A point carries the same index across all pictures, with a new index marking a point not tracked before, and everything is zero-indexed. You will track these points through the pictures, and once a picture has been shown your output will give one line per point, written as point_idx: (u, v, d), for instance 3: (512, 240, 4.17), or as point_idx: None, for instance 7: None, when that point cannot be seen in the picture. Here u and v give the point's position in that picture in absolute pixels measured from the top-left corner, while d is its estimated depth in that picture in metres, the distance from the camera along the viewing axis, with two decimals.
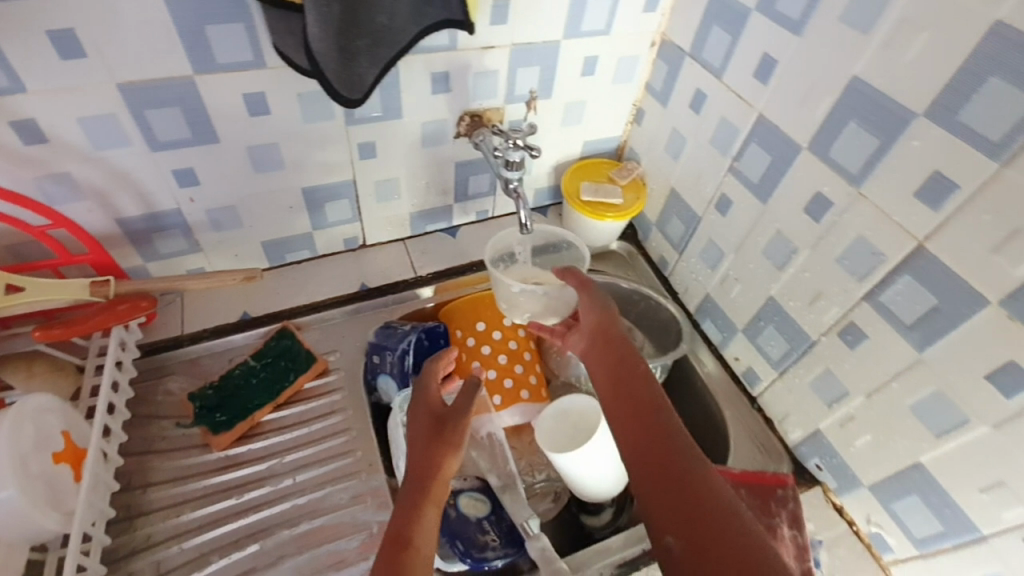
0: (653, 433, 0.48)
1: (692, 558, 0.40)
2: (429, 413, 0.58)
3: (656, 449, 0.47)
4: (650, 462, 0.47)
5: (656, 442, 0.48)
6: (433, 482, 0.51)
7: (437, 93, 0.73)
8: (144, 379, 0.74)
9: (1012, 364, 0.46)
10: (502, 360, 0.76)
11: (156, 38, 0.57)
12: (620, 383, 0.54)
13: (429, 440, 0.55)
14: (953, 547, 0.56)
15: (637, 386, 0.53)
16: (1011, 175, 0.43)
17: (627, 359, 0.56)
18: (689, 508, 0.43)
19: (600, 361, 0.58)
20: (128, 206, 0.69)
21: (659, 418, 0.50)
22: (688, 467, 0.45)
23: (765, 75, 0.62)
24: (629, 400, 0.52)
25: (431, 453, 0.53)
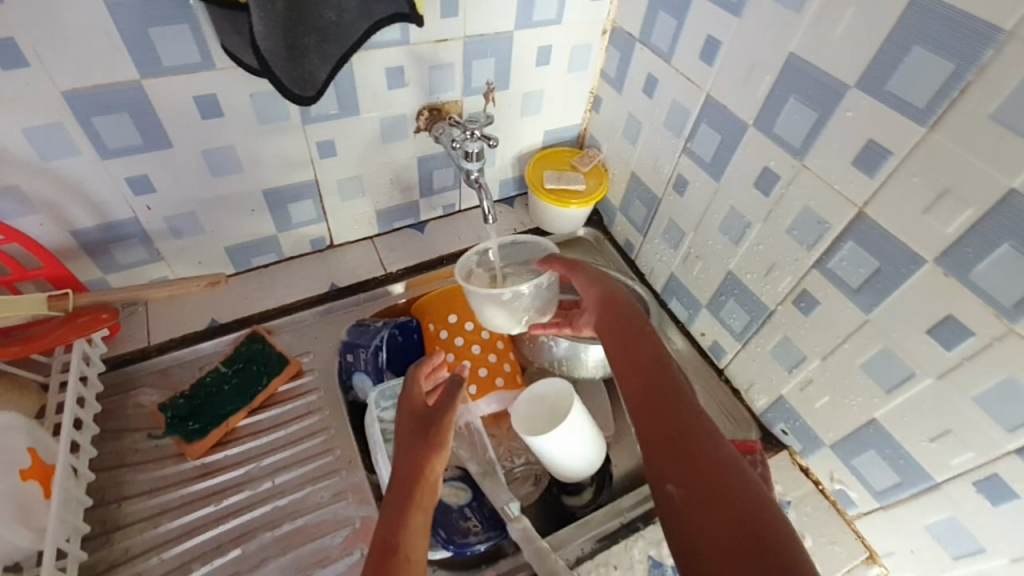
0: (658, 398, 0.50)
1: (693, 506, 0.42)
2: (412, 412, 0.58)
3: (662, 413, 0.49)
4: (657, 424, 0.48)
5: (660, 406, 0.49)
6: (421, 481, 0.51)
7: (393, 89, 0.74)
8: (113, 394, 0.73)
9: (950, 318, 0.49)
10: (476, 350, 0.78)
11: (99, 44, 0.56)
12: (627, 353, 0.56)
13: (412, 437, 0.55)
14: (910, 496, 0.59)
15: (642, 355, 0.55)
16: (937, 139, 0.46)
17: (633, 331, 0.57)
18: (694, 463, 0.44)
19: (610, 331, 0.59)
20: (83, 217, 0.68)
21: (664, 384, 0.51)
22: (694, 427, 0.47)
23: (709, 57, 0.65)
24: (638, 367, 0.54)
25: (417, 449, 0.54)
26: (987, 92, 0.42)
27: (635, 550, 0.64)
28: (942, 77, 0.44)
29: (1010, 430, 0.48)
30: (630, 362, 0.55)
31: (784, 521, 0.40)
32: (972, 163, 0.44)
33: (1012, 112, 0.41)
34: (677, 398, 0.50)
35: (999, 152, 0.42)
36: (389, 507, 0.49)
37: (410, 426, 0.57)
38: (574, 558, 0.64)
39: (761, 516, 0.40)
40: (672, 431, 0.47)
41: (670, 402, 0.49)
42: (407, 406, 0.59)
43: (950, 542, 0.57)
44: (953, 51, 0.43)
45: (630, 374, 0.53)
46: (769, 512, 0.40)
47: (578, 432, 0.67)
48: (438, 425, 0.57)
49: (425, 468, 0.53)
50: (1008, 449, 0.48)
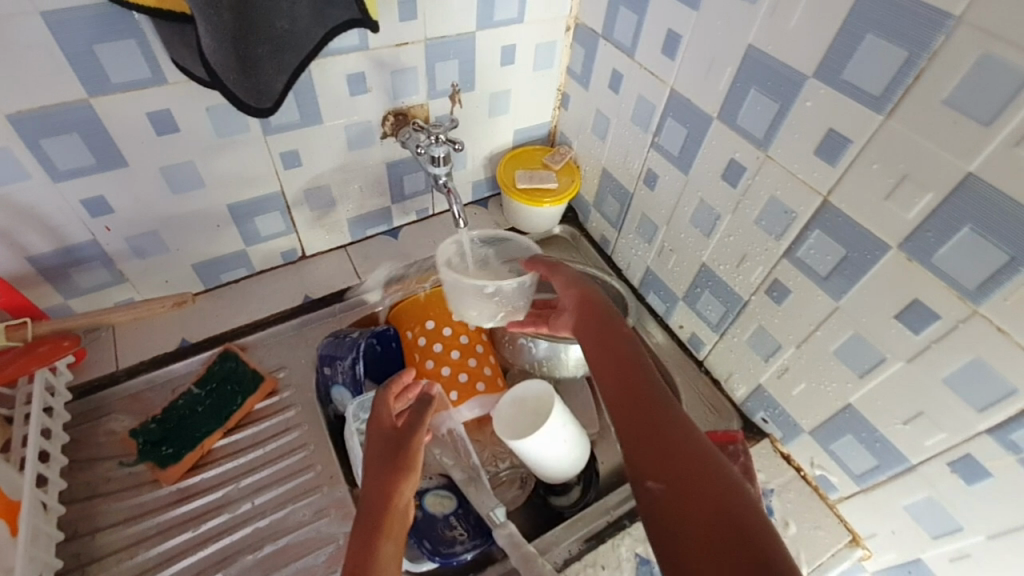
0: (639, 396, 0.49)
1: (673, 502, 0.41)
2: (380, 434, 0.57)
3: (640, 410, 0.48)
4: (634, 421, 0.48)
5: (636, 400, 0.49)
6: (390, 506, 0.50)
7: (355, 95, 0.72)
8: (81, 423, 0.71)
9: (916, 303, 0.49)
10: (455, 356, 0.76)
11: (40, 62, 0.54)
12: (607, 349, 0.55)
13: (378, 461, 0.54)
14: (887, 478, 0.60)
15: (622, 350, 0.54)
16: (894, 126, 0.46)
17: (607, 327, 0.57)
18: (672, 459, 0.44)
19: (588, 331, 0.59)
20: (38, 242, 0.66)
21: (644, 381, 0.51)
22: (670, 424, 0.47)
23: (671, 50, 0.64)
24: (614, 365, 0.53)
25: (385, 474, 0.53)
26: (942, 76, 0.42)
27: (622, 547, 0.64)
28: (897, 63, 0.44)
29: (981, 409, 0.48)
30: (606, 356, 0.54)
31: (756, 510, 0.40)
32: (928, 148, 0.44)
33: (965, 97, 0.41)
34: (653, 394, 0.49)
35: (954, 137, 0.43)
36: (357, 532, 0.48)
37: (380, 448, 0.55)
38: (561, 561, 0.64)
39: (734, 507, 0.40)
40: (650, 426, 0.47)
41: (648, 396, 0.49)
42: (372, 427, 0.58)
43: (928, 522, 0.58)
44: (905, 37, 0.43)
45: (609, 372, 0.53)
46: (747, 506, 0.40)
47: (560, 435, 0.66)
48: (406, 448, 0.55)
49: (394, 494, 0.51)
50: (980, 428, 0.49)
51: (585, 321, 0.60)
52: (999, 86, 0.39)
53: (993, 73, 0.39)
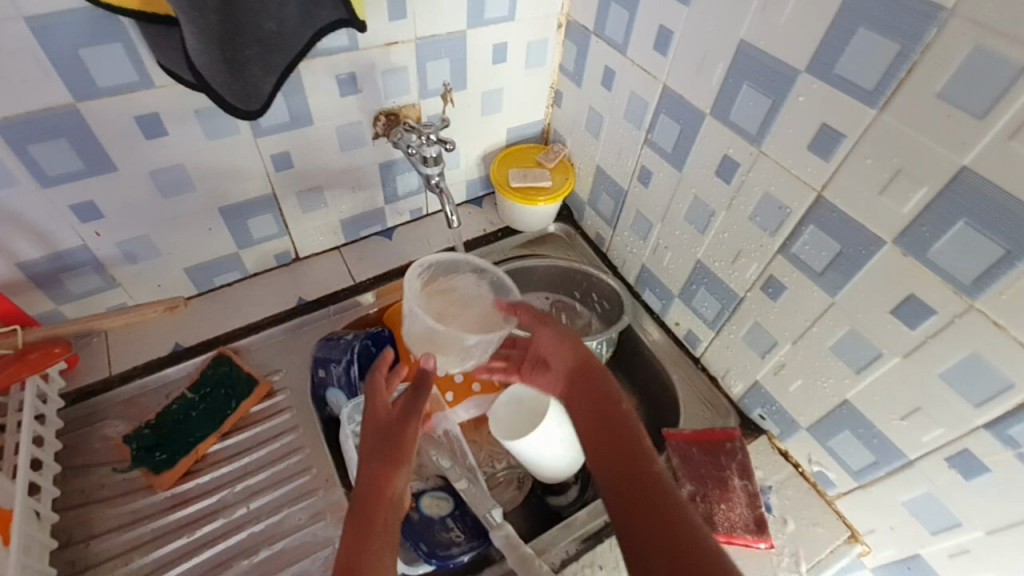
0: (640, 484, 0.49)
1: None
2: (376, 426, 0.55)
3: (641, 501, 0.47)
4: (635, 510, 0.47)
5: (625, 471, 0.50)
6: (383, 500, 0.50)
7: (346, 96, 0.72)
8: (74, 430, 0.70)
9: (912, 298, 0.49)
10: None
11: (23, 67, 0.53)
12: (605, 429, 0.54)
13: (373, 451, 0.53)
14: (885, 474, 0.59)
15: (612, 421, 0.55)
16: (887, 119, 0.45)
17: (597, 392, 0.58)
18: (673, 558, 0.43)
19: (583, 403, 0.58)
20: (28, 249, 0.65)
21: (644, 466, 0.50)
22: (672, 513, 0.46)
23: (663, 46, 0.64)
24: (615, 445, 0.53)
25: (377, 463, 0.52)
26: (935, 69, 0.42)
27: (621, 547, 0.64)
28: (889, 56, 0.44)
29: (978, 404, 0.48)
30: (596, 429, 0.55)
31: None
32: (923, 142, 0.44)
33: (958, 89, 0.41)
34: (653, 482, 0.48)
35: (950, 131, 0.42)
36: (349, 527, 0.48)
37: (374, 443, 0.54)
38: (559, 562, 0.63)
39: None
40: (652, 516, 0.46)
41: (644, 479, 0.49)
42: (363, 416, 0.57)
43: (927, 518, 0.57)
44: (897, 30, 0.43)
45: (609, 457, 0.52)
46: None
47: (556, 436, 0.65)
48: (404, 437, 0.54)
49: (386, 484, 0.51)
50: (978, 423, 0.49)
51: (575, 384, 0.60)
52: (992, 78, 0.39)
53: (986, 66, 0.39)
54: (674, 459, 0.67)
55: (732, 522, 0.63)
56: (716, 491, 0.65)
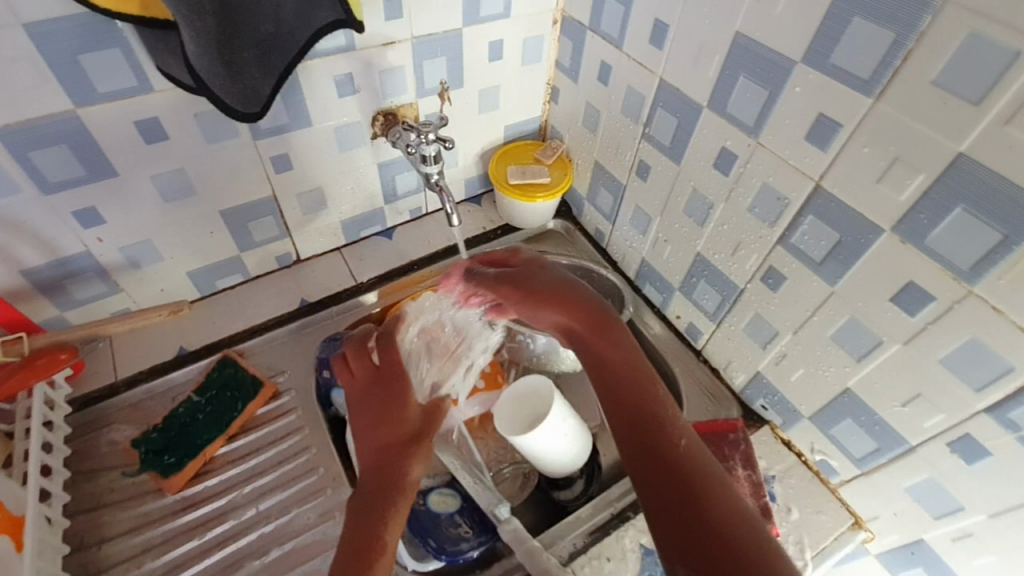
0: (665, 454, 0.45)
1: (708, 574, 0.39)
2: (406, 416, 0.56)
3: (667, 464, 0.45)
4: (661, 478, 0.44)
5: (652, 449, 0.46)
6: (400, 491, 0.51)
7: (343, 97, 0.72)
8: (83, 435, 0.71)
9: (912, 285, 0.49)
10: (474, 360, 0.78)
11: (23, 74, 0.53)
12: (620, 392, 0.50)
13: (395, 443, 0.54)
14: (888, 461, 0.60)
15: (638, 387, 0.50)
16: (883, 108, 0.46)
17: (628, 361, 0.52)
18: (695, 508, 0.42)
19: (589, 356, 0.53)
20: (31, 256, 0.65)
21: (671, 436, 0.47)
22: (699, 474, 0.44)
23: (659, 40, 0.64)
24: (634, 417, 0.49)
25: (393, 451, 0.53)
26: (929, 57, 0.42)
27: (627, 540, 0.64)
28: (884, 46, 0.44)
29: (978, 389, 0.48)
30: (633, 425, 0.48)
31: (777, 552, 0.40)
32: (920, 131, 0.44)
33: (953, 77, 0.41)
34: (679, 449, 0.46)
35: (945, 118, 0.42)
36: (355, 515, 0.49)
37: (391, 434, 0.54)
38: (566, 554, 0.64)
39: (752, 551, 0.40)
40: (684, 488, 0.43)
41: (671, 450, 0.46)
42: (383, 396, 0.57)
43: (930, 503, 0.58)
44: (891, 18, 0.43)
45: (632, 431, 0.48)
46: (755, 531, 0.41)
47: (552, 439, 0.66)
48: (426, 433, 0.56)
49: (399, 476, 0.52)
50: (979, 408, 0.49)
51: (582, 343, 0.54)
52: (987, 64, 0.39)
53: (980, 52, 0.39)
54: None
55: None
56: None
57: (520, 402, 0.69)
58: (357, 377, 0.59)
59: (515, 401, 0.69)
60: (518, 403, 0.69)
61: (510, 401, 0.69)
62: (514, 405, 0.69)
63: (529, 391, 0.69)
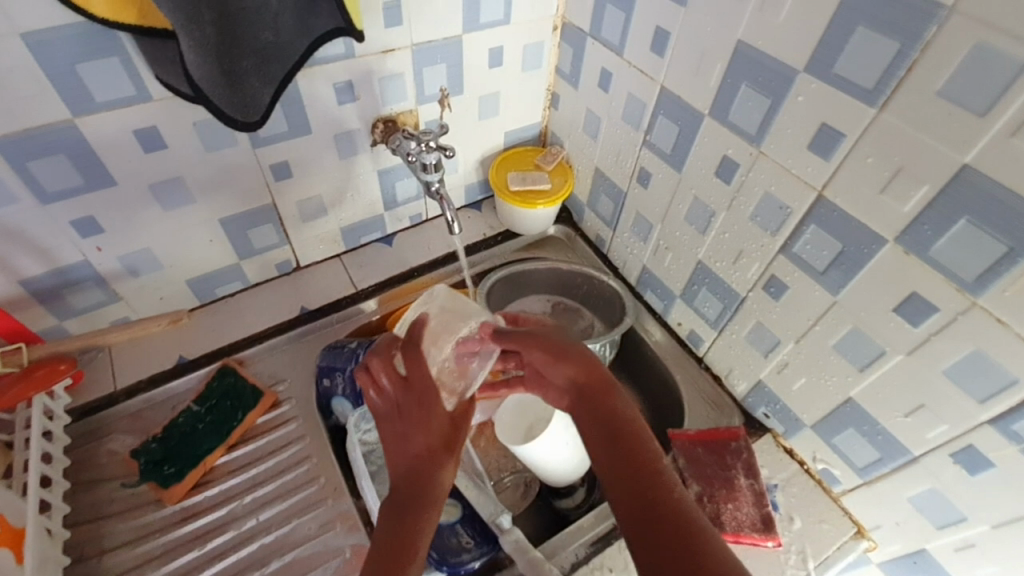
0: (665, 523, 0.43)
1: None
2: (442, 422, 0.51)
3: (665, 533, 0.42)
4: (659, 548, 0.41)
5: (651, 515, 0.43)
6: (435, 497, 0.49)
7: (343, 104, 0.71)
8: (82, 445, 0.71)
9: (915, 296, 0.49)
10: None
11: (20, 84, 0.53)
12: (619, 454, 0.47)
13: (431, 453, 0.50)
14: (891, 471, 0.59)
15: (635, 449, 0.47)
16: (887, 118, 0.46)
17: (632, 427, 0.49)
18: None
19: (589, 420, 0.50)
20: (29, 265, 0.65)
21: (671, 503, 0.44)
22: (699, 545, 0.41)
23: (661, 48, 0.64)
24: (633, 481, 0.46)
25: (427, 460, 0.50)
26: (935, 67, 0.42)
27: (631, 549, 0.64)
28: (888, 56, 0.44)
29: (982, 401, 0.48)
30: (632, 492, 0.45)
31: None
32: (925, 141, 0.44)
33: (959, 88, 0.41)
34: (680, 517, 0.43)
35: (950, 129, 0.42)
36: (390, 518, 0.49)
37: (424, 443, 0.50)
38: (568, 565, 0.63)
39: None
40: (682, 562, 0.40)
41: (671, 518, 0.43)
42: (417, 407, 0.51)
43: (933, 513, 0.58)
44: (895, 29, 0.43)
45: (630, 497, 0.45)
46: None
47: (550, 450, 0.65)
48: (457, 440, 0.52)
49: (432, 486, 0.49)
50: (983, 419, 0.49)
51: (587, 404, 0.50)
52: (994, 75, 0.39)
53: (986, 63, 0.39)
54: (680, 459, 0.67)
55: (740, 522, 0.63)
56: (724, 491, 0.65)
57: (521, 411, 0.69)
58: (384, 389, 0.53)
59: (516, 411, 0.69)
60: (520, 413, 0.69)
61: (511, 411, 0.69)
62: (514, 415, 0.69)
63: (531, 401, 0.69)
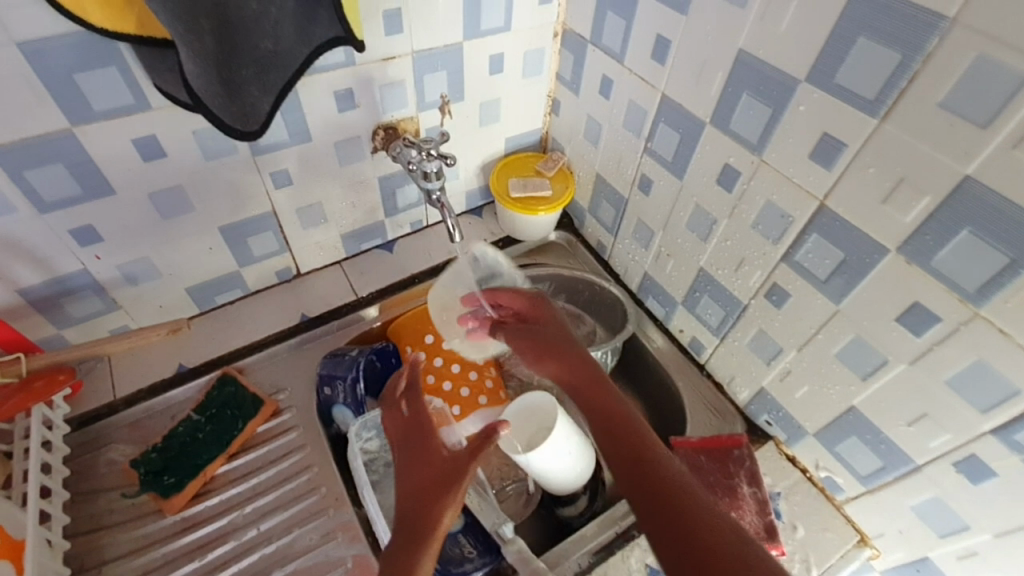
0: (655, 482, 0.43)
1: None
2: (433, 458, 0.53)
3: (656, 489, 0.43)
4: (651, 503, 0.42)
5: (642, 475, 0.44)
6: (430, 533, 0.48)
7: (343, 112, 0.71)
8: (81, 455, 0.70)
9: (917, 306, 0.49)
10: (473, 377, 0.78)
11: (18, 94, 0.53)
12: (606, 422, 0.49)
13: (424, 490, 0.51)
14: (893, 479, 0.59)
15: (618, 419, 0.49)
16: (889, 129, 0.46)
17: (619, 404, 0.50)
18: (690, 534, 0.39)
19: (580, 400, 0.53)
20: (28, 275, 0.64)
21: (660, 466, 0.44)
22: (690, 500, 0.41)
23: (661, 56, 0.64)
24: (622, 446, 0.47)
25: (424, 496, 0.50)
26: (937, 79, 0.42)
27: (632, 559, 0.64)
28: (890, 67, 0.44)
29: (984, 411, 0.48)
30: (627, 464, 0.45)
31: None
32: (927, 153, 0.44)
33: (961, 99, 0.41)
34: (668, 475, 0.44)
35: (952, 141, 0.42)
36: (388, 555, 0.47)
37: (420, 478, 0.52)
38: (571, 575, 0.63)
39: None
40: (676, 517, 0.40)
41: (661, 478, 0.43)
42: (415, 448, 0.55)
43: (935, 521, 0.58)
44: (896, 40, 0.43)
45: (621, 464, 0.46)
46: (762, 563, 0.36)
47: (553, 459, 0.65)
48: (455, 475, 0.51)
49: (430, 521, 0.48)
50: (985, 429, 0.49)
51: (578, 388, 0.53)
52: (995, 88, 0.39)
53: (987, 76, 0.39)
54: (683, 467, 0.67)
55: None
56: (727, 499, 0.64)
57: (526, 415, 0.68)
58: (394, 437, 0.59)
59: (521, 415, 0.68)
60: (525, 417, 0.68)
61: (516, 415, 0.68)
62: (519, 419, 0.68)
63: (539, 406, 0.68)
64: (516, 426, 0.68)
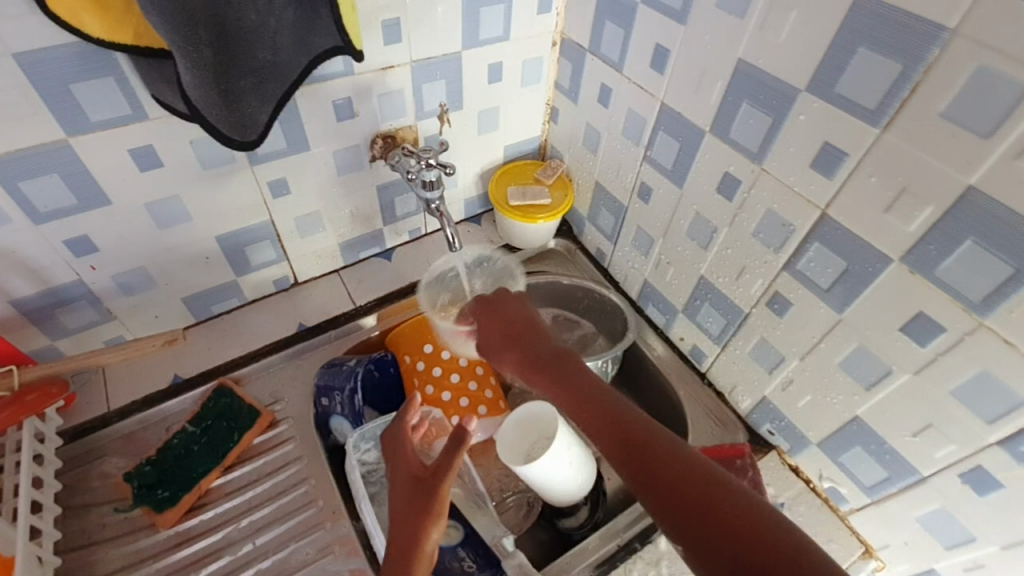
0: (638, 446, 0.45)
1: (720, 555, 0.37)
2: (408, 476, 0.54)
3: (640, 451, 0.45)
4: (641, 469, 0.44)
5: (625, 442, 0.46)
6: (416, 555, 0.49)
7: (342, 121, 0.71)
8: (74, 468, 0.69)
9: (921, 316, 0.49)
10: (473, 386, 0.75)
11: (14, 104, 0.52)
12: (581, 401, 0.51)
13: (405, 511, 0.52)
14: (898, 491, 0.59)
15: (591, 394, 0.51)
16: (890, 139, 0.45)
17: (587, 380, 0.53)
18: (681, 491, 0.41)
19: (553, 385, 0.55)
20: (22, 286, 0.64)
21: (637, 428, 0.46)
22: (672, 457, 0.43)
23: (661, 64, 0.64)
24: (601, 419, 0.49)
25: (405, 517, 0.51)
26: (938, 89, 0.41)
27: (634, 573, 0.63)
28: (891, 77, 0.44)
29: (990, 421, 0.48)
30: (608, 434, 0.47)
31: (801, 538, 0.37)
32: (929, 162, 0.44)
33: (962, 110, 0.41)
34: (647, 434, 0.46)
35: (955, 151, 0.42)
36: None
37: (400, 499, 0.53)
38: None
39: (771, 540, 0.37)
40: (663, 476, 0.42)
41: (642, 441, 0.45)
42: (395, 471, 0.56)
43: (942, 533, 0.57)
44: (898, 50, 0.43)
45: (604, 436, 0.48)
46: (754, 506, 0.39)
47: (554, 470, 0.63)
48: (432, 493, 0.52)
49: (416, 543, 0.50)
50: (991, 440, 0.48)
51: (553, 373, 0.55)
52: (997, 99, 0.39)
53: (989, 87, 0.39)
54: None
55: None
56: None
57: (525, 425, 0.67)
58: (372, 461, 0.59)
59: (522, 424, 0.67)
60: (526, 427, 0.67)
61: (517, 424, 0.67)
62: (520, 429, 0.67)
63: (540, 416, 0.67)
64: (517, 436, 0.67)
